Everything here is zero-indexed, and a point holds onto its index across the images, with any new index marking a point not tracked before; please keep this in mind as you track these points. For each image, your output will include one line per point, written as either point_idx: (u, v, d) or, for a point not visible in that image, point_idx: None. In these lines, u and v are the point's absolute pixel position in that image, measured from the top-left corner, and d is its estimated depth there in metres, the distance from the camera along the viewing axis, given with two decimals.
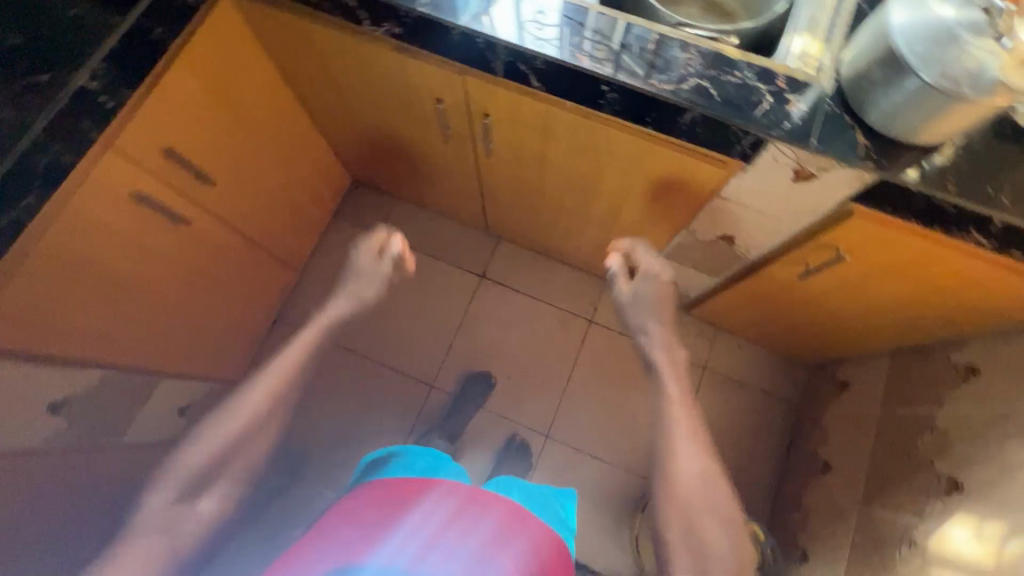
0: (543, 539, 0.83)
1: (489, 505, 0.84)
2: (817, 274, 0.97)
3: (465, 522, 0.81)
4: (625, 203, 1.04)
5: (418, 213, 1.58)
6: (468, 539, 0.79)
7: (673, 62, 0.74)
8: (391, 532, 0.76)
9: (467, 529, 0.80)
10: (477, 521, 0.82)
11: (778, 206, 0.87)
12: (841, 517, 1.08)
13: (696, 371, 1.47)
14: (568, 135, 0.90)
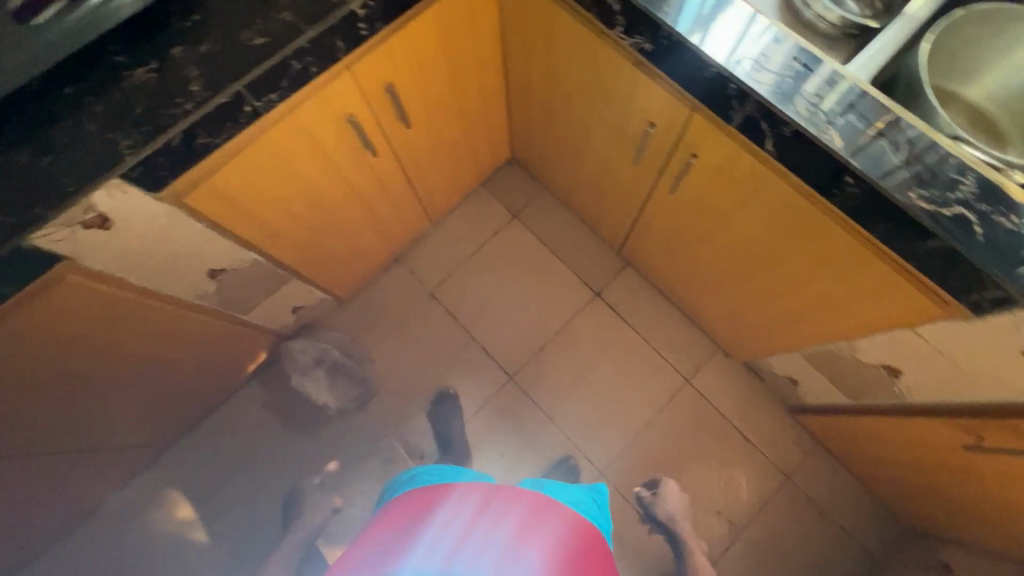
0: (571, 524, 0.85)
1: (509, 497, 0.86)
2: (989, 456, 0.84)
3: (493, 512, 0.83)
4: (794, 291, 0.96)
5: (559, 210, 1.57)
6: (500, 526, 0.81)
7: (942, 179, 0.65)
8: (425, 528, 0.78)
9: (497, 517, 0.82)
10: (500, 516, 0.82)
11: (981, 367, 0.76)
12: None
13: (777, 476, 1.36)
14: (772, 207, 0.84)
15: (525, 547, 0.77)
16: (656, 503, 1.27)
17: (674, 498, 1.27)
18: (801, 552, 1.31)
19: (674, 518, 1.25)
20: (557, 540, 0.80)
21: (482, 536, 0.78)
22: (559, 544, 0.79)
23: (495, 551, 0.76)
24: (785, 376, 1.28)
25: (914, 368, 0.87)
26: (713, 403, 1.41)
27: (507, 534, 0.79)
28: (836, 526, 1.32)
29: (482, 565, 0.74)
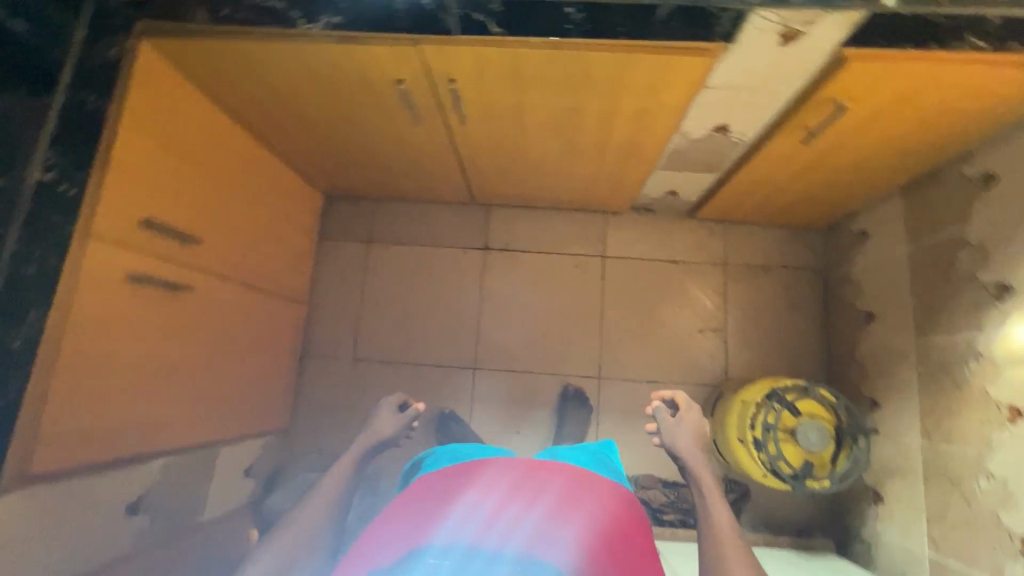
0: (616, 515, 0.74)
1: (550, 473, 0.77)
2: (826, 132, 0.95)
3: (529, 490, 0.74)
4: (614, 125, 1.01)
5: (401, 207, 1.54)
6: (537, 507, 0.71)
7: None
8: (451, 511, 0.71)
9: (529, 498, 0.72)
10: (536, 492, 0.73)
11: (767, 79, 0.85)
12: (902, 355, 1.12)
13: (718, 269, 1.48)
14: (540, 76, 0.87)
15: (555, 542, 0.67)
16: (674, 430, 1.02)
17: (694, 433, 1.02)
18: (774, 308, 1.45)
19: (694, 456, 0.99)
20: (592, 531, 0.69)
21: (508, 522, 0.69)
22: (596, 536, 0.69)
23: (523, 539, 0.67)
24: (665, 194, 1.37)
25: (733, 114, 0.96)
26: (635, 256, 1.49)
27: (538, 519, 0.70)
28: (783, 269, 1.46)
29: (512, 548, 0.66)
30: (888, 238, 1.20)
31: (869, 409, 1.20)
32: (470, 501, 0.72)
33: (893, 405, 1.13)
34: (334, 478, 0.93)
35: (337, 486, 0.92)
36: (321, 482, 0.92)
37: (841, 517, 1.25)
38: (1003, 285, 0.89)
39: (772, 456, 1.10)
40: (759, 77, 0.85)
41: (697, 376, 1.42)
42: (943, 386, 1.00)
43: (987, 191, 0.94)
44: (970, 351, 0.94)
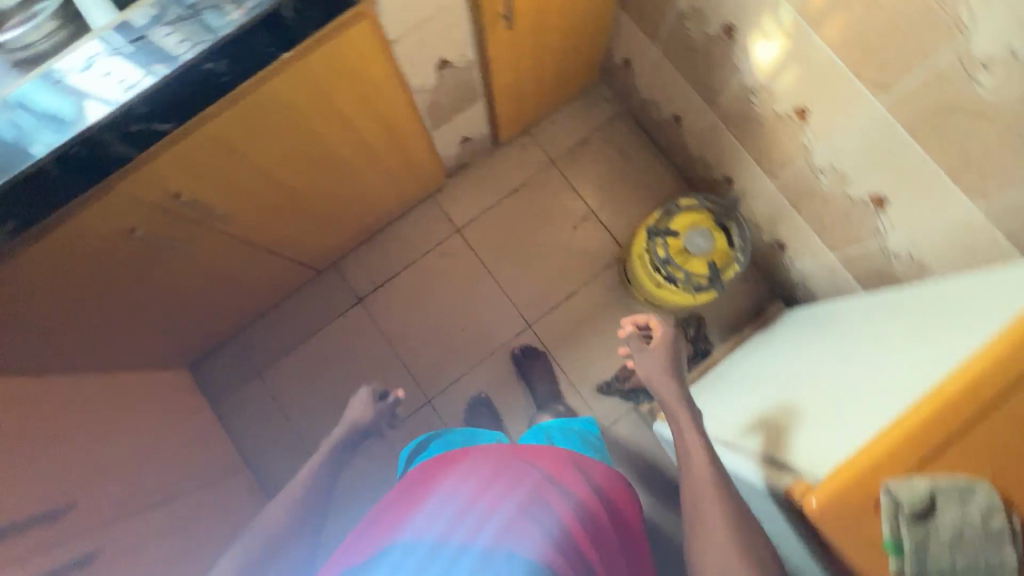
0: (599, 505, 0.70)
1: (530, 460, 0.72)
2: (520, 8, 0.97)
3: (510, 476, 0.69)
4: (355, 126, 0.99)
5: (264, 324, 1.47)
6: (515, 493, 0.66)
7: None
8: (422, 505, 0.66)
9: (510, 485, 0.67)
10: (516, 478, 0.68)
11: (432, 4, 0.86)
12: (716, 129, 1.20)
13: (551, 170, 1.52)
14: (248, 134, 0.83)
15: (526, 533, 0.61)
16: (643, 355, 0.91)
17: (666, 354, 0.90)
18: (614, 166, 1.51)
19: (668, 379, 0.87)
20: (573, 519, 0.65)
21: (479, 512, 0.64)
22: (575, 524, 0.64)
23: (495, 530, 0.62)
24: (460, 144, 1.38)
25: (438, 46, 0.96)
26: (482, 210, 1.51)
27: (514, 506, 0.65)
28: (598, 132, 1.52)
29: (480, 542, 0.61)
30: (641, 51, 1.27)
31: (727, 187, 1.30)
32: (442, 492, 0.67)
33: (739, 172, 1.22)
34: (299, 490, 0.74)
35: (305, 496, 0.73)
36: (280, 497, 0.73)
37: (775, 281, 1.35)
38: (727, 27, 0.97)
39: (683, 278, 1.17)
40: (425, 5, 0.85)
41: (600, 263, 1.47)
42: (754, 130, 1.09)
43: None
44: (748, 91, 1.02)
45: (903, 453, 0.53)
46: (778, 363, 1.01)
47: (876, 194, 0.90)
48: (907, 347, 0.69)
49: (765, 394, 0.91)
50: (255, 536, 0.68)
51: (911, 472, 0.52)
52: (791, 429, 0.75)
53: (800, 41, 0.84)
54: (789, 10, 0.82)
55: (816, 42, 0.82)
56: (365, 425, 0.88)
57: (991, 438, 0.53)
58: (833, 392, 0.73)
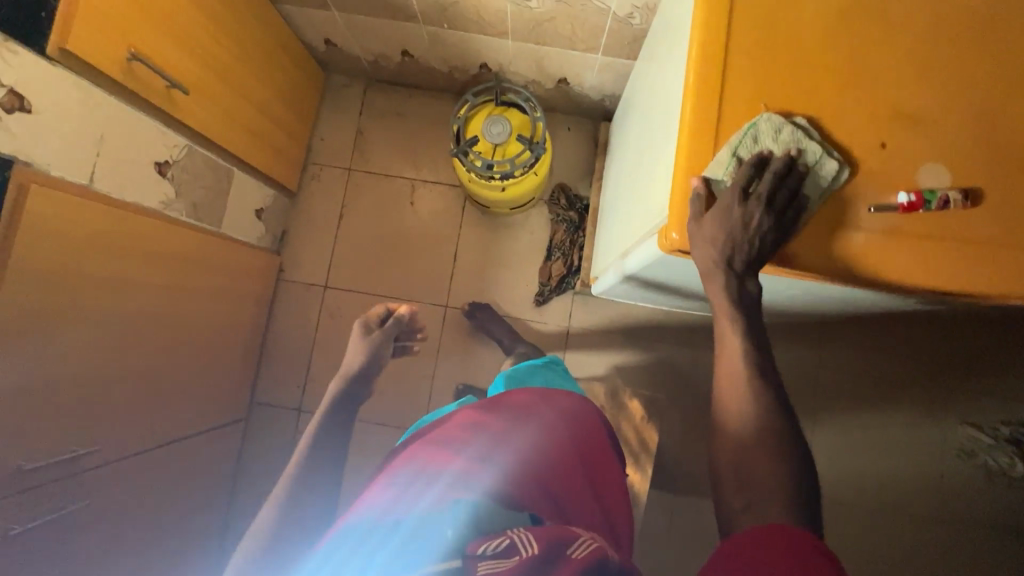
0: (573, 445, 0.79)
1: (512, 419, 0.81)
2: (182, 70, 0.91)
3: (471, 436, 0.76)
4: (135, 280, 0.91)
5: (237, 499, 1.37)
6: (469, 448, 0.73)
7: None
8: (386, 484, 0.69)
9: (464, 445, 0.73)
10: (473, 438, 0.75)
11: (93, 127, 0.79)
12: (437, 35, 1.20)
13: (353, 176, 1.49)
14: (31, 366, 0.74)
15: (472, 477, 0.66)
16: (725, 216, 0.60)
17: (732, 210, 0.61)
18: (398, 130, 1.49)
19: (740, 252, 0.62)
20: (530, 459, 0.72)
21: (431, 475, 0.68)
22: (532, 462, 0.71)
23: (446, 481, 0.66)
24: (259, 218, 1.32)
25: (140, 158, 0.89)
26: (328, 254, 1.46)
27: (464, 462, 0.69)
28: (361, 116, 1.49)
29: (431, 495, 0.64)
30: (327, 24, 1.24)
31: (487, 71, 1.31)
32: (399, 474, 0.70)
33: (482, 53, 1.24)
34: (321, 432, 0.78)
35: (324, 435, 0.78)
36: (305, 439, 0.77)
37: (584, 110, 1.40)
38: None
39: (514, 166, 1.18)
40: (86, 132, 0.78)
41: (455, 211, 1.47)
42: (458, 11, 1.09)
43: None
44: None
45: (699, 137, 0.58)
46: (622, 168, 1.07)
47: None
48: (667, 74, 0.76)
49: (623, 195, 0.97)
50: (283, 484, 0.72)
51: (715, 148, 0.58)
52: (640, 200, 0.81)
53: None
54: None
55: None
56: (377, 342, 0.98)
57: (748, 79, 0.59)
58: (650, 149, 0.80)
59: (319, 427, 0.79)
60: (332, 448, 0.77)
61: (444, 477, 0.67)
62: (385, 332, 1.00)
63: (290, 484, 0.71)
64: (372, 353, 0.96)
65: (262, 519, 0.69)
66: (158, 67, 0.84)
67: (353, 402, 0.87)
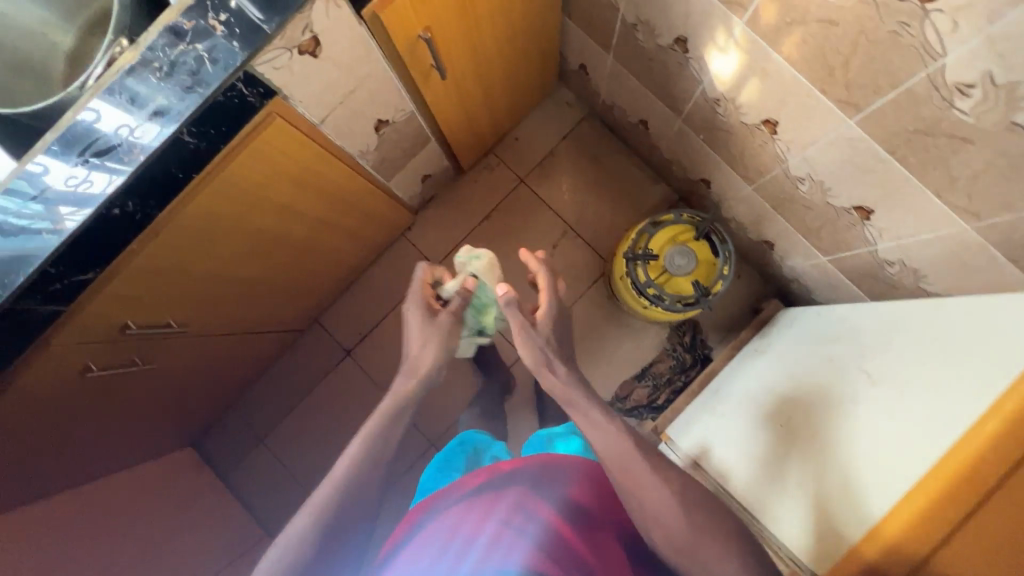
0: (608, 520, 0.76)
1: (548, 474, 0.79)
2: (449, 51, 0.89)
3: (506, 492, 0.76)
4: (299, 209, 0.92)
5: (257, 391, 1.45)
6: (502, 509, 0.73)
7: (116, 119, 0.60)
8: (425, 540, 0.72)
9: (496, 503, 0.74)
10: (507, 493, 0.76)
11: (352, 79, 0.78)
12: (684, 134, 1.12)
13: (520, 188, 1.44)
14: (183, 254, 0.77)
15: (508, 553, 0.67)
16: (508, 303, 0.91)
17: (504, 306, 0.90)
18: (585, 173, 1.43)
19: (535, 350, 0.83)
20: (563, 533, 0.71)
21: (464, 541, 0.70)
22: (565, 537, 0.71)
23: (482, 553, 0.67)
24: (422, 181, 1.31)
25: (370, 112, 0.88)
26: (455, 242, 1.45)
27: (498, 525, 0.71)
28: (563, 139, 1.44)
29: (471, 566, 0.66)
30: (593, 57, 1.18)
31: (707, 188, 1.22)
32: (436, 530, 0.73)
33: (714, 174, 1.15)
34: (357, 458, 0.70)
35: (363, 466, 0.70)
36: (338, 467, 0.70)
37: (767, 274, 1.29)
38: (676, 40, 0.88)
39: (667, 300, 1.10)
40: (345, 82, 0.78)
41: (587, 279, 1.41)
42: (722, 136, 1.00)
43: None
44: (710, 100, 0.94)
45: (920, 539, 0.51)
46: (781, 384, 0.97)
47: (861, 205, 0.83)
48: (931, 403, 0.66)
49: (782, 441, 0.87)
50: (309, 513, 0.66)
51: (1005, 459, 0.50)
52: (835, 514, 0.71)
53: (756, 56, 0.76)
54: (741, 24, 0.74)
55: (773, 56, 0.73)
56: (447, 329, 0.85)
57: (1007, 518, 0.50)
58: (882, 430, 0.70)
59: (357, 454, 0.71)
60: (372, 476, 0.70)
61: (479, 543, 0.69)
62: (453, 313, 0.86)
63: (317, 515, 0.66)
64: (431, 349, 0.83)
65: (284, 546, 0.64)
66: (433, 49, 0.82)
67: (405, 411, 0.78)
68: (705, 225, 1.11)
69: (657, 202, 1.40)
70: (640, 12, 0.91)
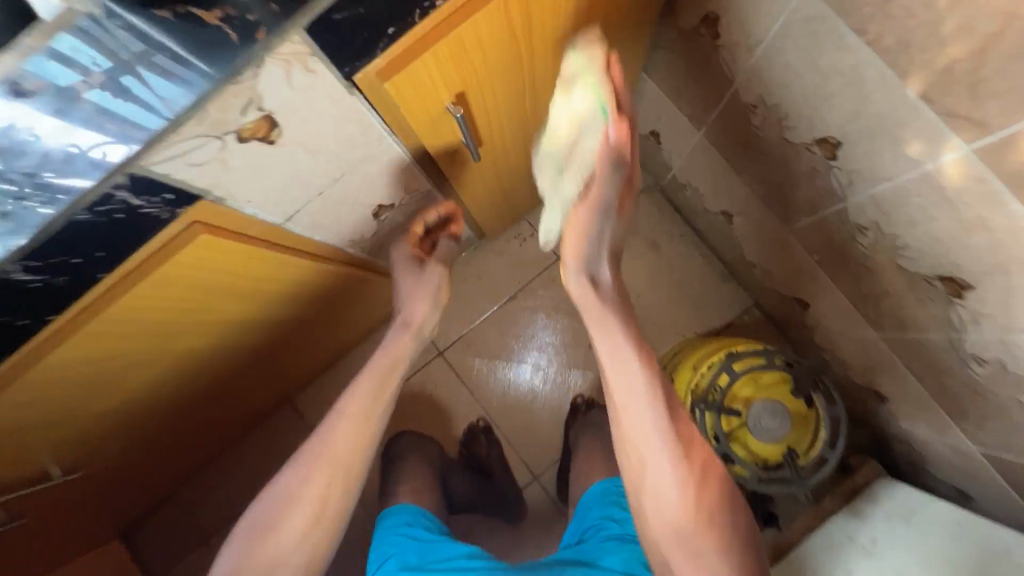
0: None
1: None
2: (489, 119, 0.62)
3: None
4: (245, 318, 0.68)
5: (202, 477, 1.17)
6: None
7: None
8: None
9: None
10: None
11: (334, 166, 0.52)
12: (787, 246, 0.84)
13: (556, 266, 1.17)
14: (64, 390, 0.54)
15: None
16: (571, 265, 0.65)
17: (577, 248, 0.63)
18: (638, 258, 1.15)
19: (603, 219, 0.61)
20: None
21: None
22: None
23: None
24: None
25: (368, 200, 0.62)
26: (467, 325, 1.18)
27: None
28: (615, 213, 1.16)
29: None
30: (673, 127, 0.90)
31: (802, 311, 0.94)
32: None
33: (818, 301, 0.87)
34: (347, 438, 0.63)
35: (351, 448, 0.63)
36: (326, 445, 0.62)
37: (864, 424, 1.00)
38: (819, 139, 0.61)
39: (737, 465, 0.83)
40: (322, 170, 0.51)
41: None
42: (853, 268, 0.72)
43: (720, 41, 0.65)
44: (851, 225, 0.66)
45: None
46: None
47: None
48: None
49: None
50: (319, 479, 0.60)
51: None
52: None
53: (975, 200, 0.48)
54: (964, 150, 0.46)
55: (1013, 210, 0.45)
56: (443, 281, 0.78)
57: None
58: None
59: (354, 420, 0.64)
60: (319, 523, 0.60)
61: None
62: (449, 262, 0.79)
63: (326, 467, 0.61)
64: (408, 335, 0.74)
65: (277, 548, 0.57)
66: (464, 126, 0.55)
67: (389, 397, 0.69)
68: (804, 376, 0.83)
69: (724, 305, 1.12)
70: (765, 92, 0.63)
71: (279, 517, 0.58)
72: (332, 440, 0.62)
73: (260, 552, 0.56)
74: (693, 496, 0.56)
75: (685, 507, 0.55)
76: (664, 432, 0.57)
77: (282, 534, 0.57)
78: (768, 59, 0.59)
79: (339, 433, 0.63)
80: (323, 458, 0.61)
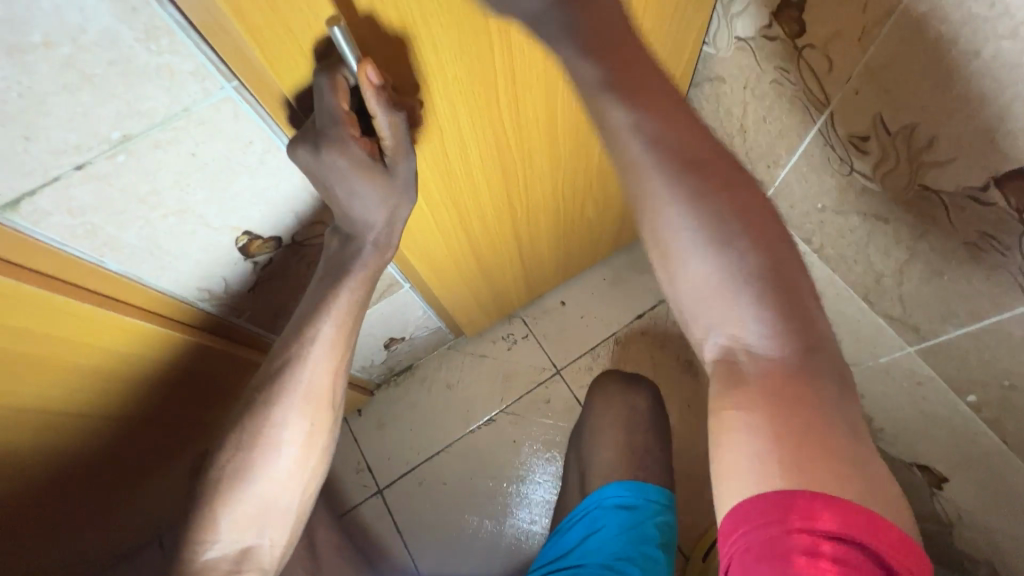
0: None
1: None
2: (421, 20, 0.31)
3: None
4: (17, 456, 0.40)
5: None
6: None
7: None
8: None
9: None
10: None
11: (93, 138, 0.28)
12: (914, 380, 0.53)
13: (554, 384, 0.86)
14: None
15: None
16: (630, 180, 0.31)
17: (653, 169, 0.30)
18: (667, 384, 0.84)
19: None
20: None
21: None
22: None
23: None
24: (387, 347, 0.76)
25: (204, 205, 0.36)
26: (425, 455, 0.85)
27: None
28: (637, 320, 0.88)
29: None
30: None
31: (936, 490, 0.60)
32: None
33: (967, 473, 0.54)
34: (328, 372, 0.46)
35: (339, 372, 0.48)
36: (303, 379, 0.45)
37: None
38: (1006, 175, 0.34)
39: None
40: (62, 139, 0.27)
41: None
42: None
43: (809, 42, 0.42)
44: None
45: None
46: None
47: None
48: None
49: None
50: (304, 416, 0.46)
51: None
52: None
53: None
54: None
55: None
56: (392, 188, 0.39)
57: None
58: None
59: (333, 348, 0.46)
60: (315, 431, 0.46)
61: None
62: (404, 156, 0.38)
63: (309, 408, 0.46)
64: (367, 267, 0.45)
65: (268, 492, 0.44)
66: (349, 42, 0.28)
67: (359, 298, 0.46)
68: None
69: None
70: (891, 108, 0.39)
71: (268, 456, 0.44)
72: (319, 368, 0.46)
73: (245, 508, 0.43)
74: (786, 334, 0.29)
75: (754, 337, 0.29)
76: (751, 230, 0.30)
77: (276, 471, 0.44)
78: (899, 45, 0.36)
79: (318, 363, 0.46)
80: (305, 395, 0.45)
